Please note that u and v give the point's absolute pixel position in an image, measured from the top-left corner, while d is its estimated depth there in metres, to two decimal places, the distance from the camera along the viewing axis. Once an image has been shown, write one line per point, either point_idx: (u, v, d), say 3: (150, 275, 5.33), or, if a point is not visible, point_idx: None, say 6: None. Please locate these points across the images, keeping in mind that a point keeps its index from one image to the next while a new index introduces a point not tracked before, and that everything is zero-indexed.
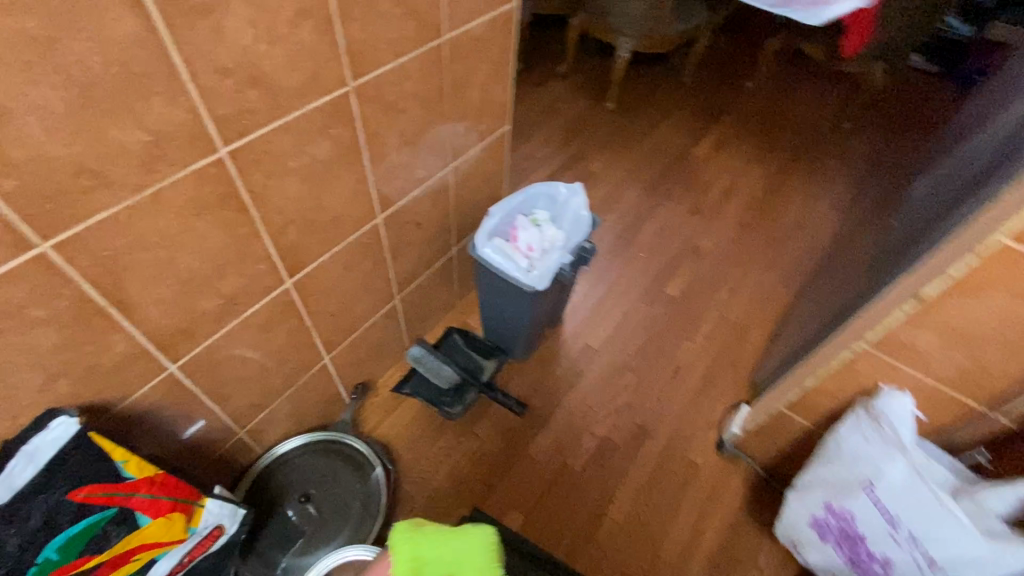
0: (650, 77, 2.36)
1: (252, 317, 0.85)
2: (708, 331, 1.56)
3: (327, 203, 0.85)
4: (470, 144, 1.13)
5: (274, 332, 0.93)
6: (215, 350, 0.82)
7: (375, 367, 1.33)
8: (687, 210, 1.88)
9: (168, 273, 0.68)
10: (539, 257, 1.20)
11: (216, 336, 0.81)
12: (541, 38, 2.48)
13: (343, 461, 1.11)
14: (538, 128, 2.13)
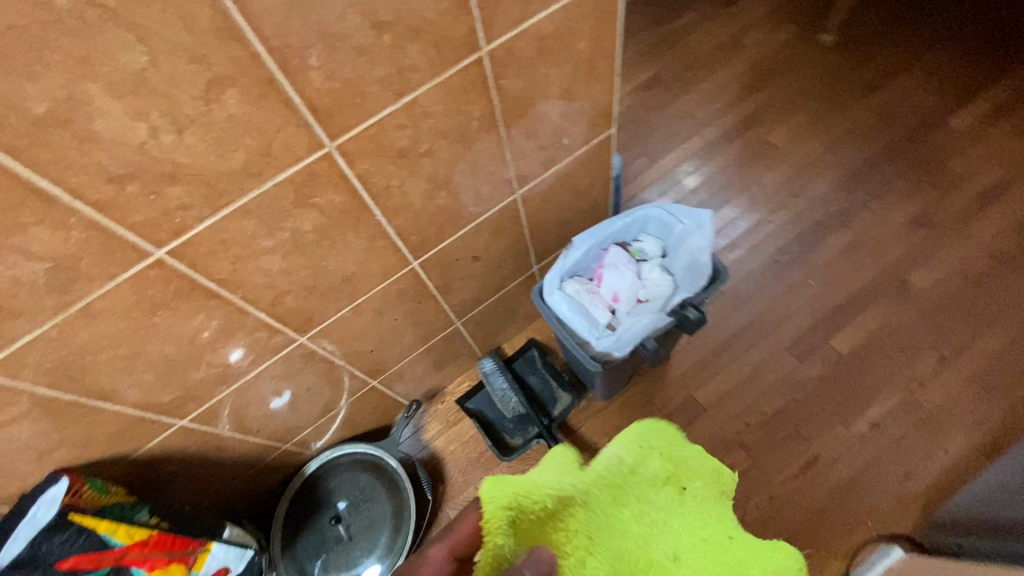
0: None
1: (267, 371, 0.81)
2: (878, 416, 1.11)
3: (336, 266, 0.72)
4: (552, 162, 0.85)
5: (301, 376, 0.88)
6: (229, 402, 0.80)
7: (442, 375, 1.26)
8: (905, 220, 1.29)
9: (144, 363, 0.63)
10: (625, 314, 0.92)
11: (226, 392, 0.78)
12: None
13: (384, 483, 1.10)
14: (707, 72, 1.60)
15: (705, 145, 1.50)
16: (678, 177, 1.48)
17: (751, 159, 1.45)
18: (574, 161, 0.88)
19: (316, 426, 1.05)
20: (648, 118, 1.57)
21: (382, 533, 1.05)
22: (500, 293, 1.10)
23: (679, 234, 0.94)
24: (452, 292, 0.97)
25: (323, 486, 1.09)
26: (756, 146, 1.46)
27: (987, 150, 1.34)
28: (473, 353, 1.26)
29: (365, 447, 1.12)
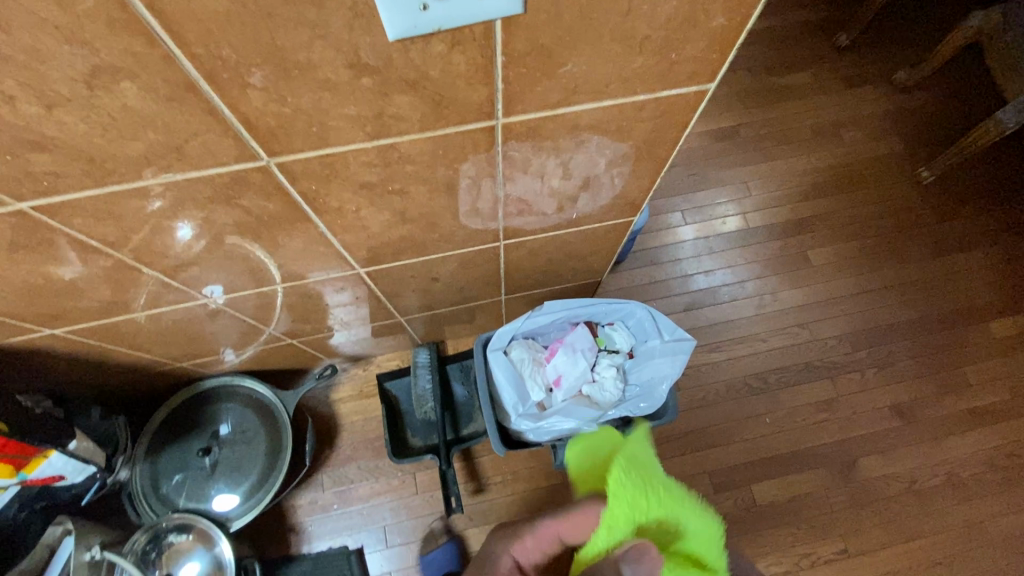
0: None
1: (165, 313, 0.77)
2: (755, 574, 1.10)
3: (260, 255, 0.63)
4: (550, 229, 0.74)
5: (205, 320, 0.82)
6: (114, 326, 0.77)
7: (374, 346, 1.21)
8: (888, 402, 1.22)
9: (12, 270, 0.56)
10: (557, 401, 0.88)
11: (112, 318, 0.74)
12: (910, 18, 1.56)
13: (268, 428, 1.07)
14: (813, 157, 1.44)
15: (743, 229, 1.38)
16: (701, 251, 1.36)
17: (781, 267, 1.34)
18: (575, 232, 0.78)
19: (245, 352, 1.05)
20: (727, 179, 1.43)
21: (245, 479, 1.03)
22: (456, 305, 1.04)
23: (651, 349, 0.88)
24: (399, 296, 0.90)
25: (208, 410, 1.08)
26: (793, 256, 1.35)
27: (1007, 370, 1.23)
28: (412, 338, 1.21)
29: (263, 391, 1.10)
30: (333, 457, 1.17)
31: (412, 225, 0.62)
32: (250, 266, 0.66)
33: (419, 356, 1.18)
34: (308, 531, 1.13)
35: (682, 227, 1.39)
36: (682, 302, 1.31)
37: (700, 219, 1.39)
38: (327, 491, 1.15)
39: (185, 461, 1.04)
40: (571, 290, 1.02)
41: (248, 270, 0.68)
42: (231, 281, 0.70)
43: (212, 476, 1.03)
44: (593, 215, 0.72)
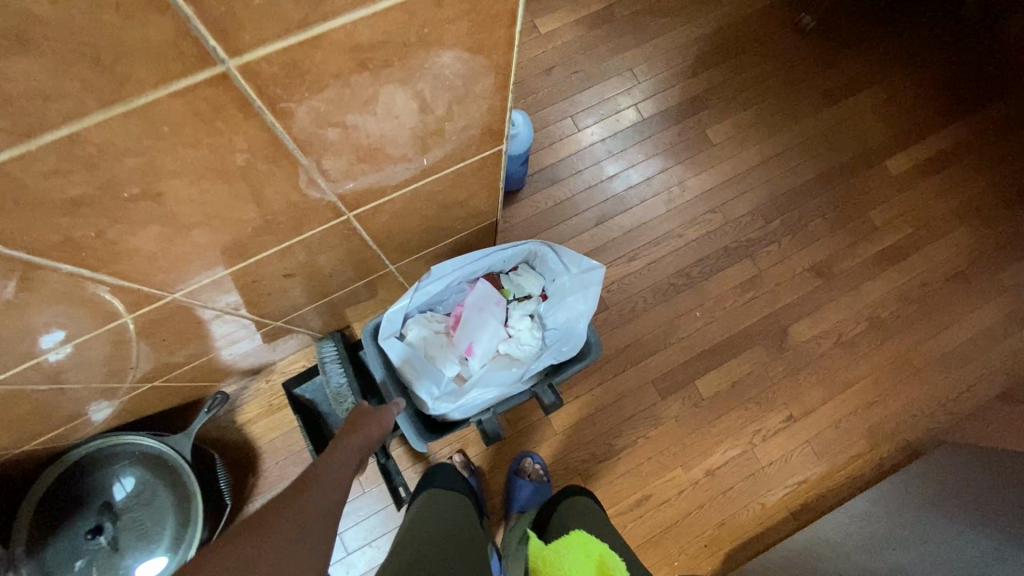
0: None
1: None
2: (715, 464, 1.12)
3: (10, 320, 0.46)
4: (403, 186, 0.60)
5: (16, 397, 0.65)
6: None
7: (271, 353, 1.06)
8: (807, 265, 1.22)
9: None
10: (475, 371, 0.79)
11: None
12: None
13: (167, 479, 0.93)
14: (694, 27, 1.33)
15: (639, 122, 1.28)
16: (602, 156, 1.26)
17: (684, 153, 1.27)
18: (439, 181, 0.64)
19: (120, 404, 0.88)
20: (612, 69, 1.30)
21: (158, 542, 0.90)
22: (343, 289, 0.90)
23: (562, 286, 0.80)
24: (259, 302, 0.75)
25: (88, 482, 0.91)
26: (694, 138, 1.28)
27: (909, 204, 1.26)
28: (311, 333, 1.06)
29: (151, 442, 0.94)
30: (260, 483, 1.06)
31: (208, 229, 0.47)
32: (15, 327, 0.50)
33: (324, 350, 1.05)
34: None
35: (577, 134, 1.27)
36: (594, 216, 1.23)
37: (593, 120, 1.27)
38: None
39: (77, 545, 0.89)
40: (467, 241, 0.90)
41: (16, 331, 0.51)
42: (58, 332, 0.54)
43: (118, 553, 0.89)
44: (450, 157, 0.59)
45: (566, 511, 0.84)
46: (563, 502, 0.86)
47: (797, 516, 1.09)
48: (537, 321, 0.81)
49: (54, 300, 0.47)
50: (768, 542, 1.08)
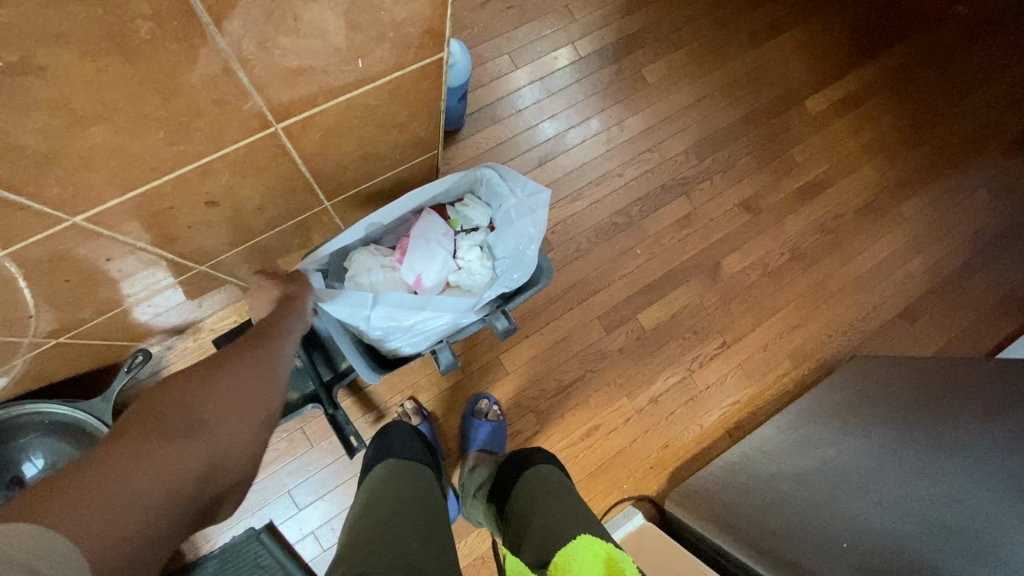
0: None
1: None
2: (657, 391, 1.17)
3: None
4: (338, 98, 0.55)
5: None
6: None
7: (197, 309, 0.98)
8: (736, 201, 1.28)
9: None
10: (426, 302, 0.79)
11: None
12: None
13: (87, 447, 0.85)
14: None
15: (576, 60, 1.27)
16: (541, 95, 1.24)
17: (620, 93, 1.27)
18: (378, 94, 0.59)
19: (20, 371, 0.79)
20: (547, 6, 1.27)
21: None
22: (274, 229, 0.83)
23: (509, 213, 0.81)
24: (179, 239, 0.68)
25: None
26: (630, 77, 1.28)
27: (824, 140, 1.34)
28: (241, 285, 0.99)
29: (62, 411, 0.84)
30: None
31: (109, 127, 0.41)
32: None
33: None
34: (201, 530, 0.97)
35: (515, 72, 1.23)
36: (535, 157, 1.21)
37: (531, 58, 1.25)
38: None
39: None
40: (409, 176, 0.86)
41: None
42: None
43: None
44: (388, 62, 0.55)
45: (537, 493, 0.75)
46: (530, 474, 0.80)
47: (732, 433, 1.18)
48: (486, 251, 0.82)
49: None
50: (706, 459, 1.16)
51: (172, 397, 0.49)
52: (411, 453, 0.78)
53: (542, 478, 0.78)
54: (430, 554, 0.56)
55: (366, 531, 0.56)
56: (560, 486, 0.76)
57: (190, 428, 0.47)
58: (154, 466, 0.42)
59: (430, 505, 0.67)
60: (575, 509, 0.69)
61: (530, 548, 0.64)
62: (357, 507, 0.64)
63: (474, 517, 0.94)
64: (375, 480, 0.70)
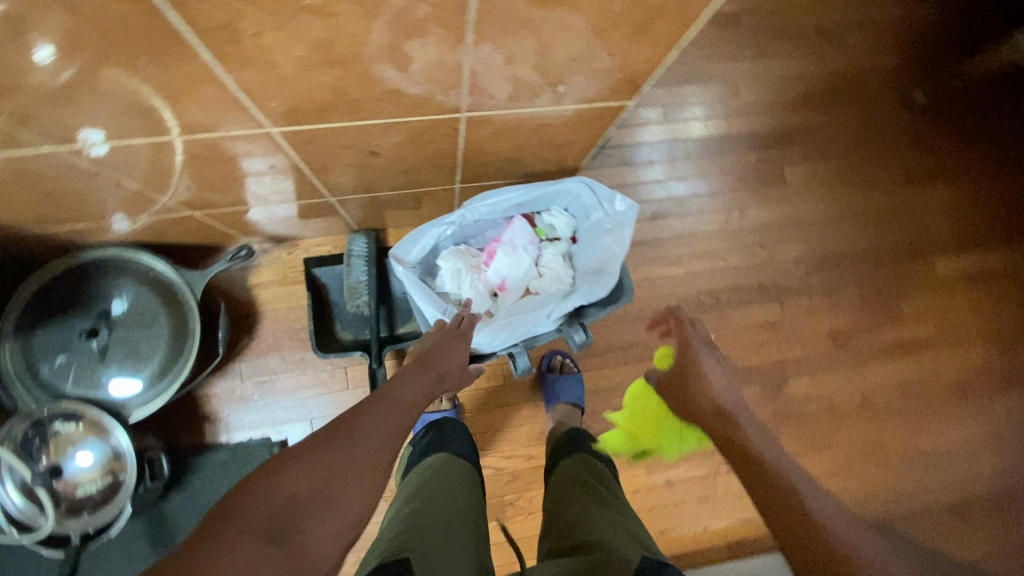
0: (1008, 105, 1.37)
1: (25, 157, 0.59)
2: (675, 477, 1.15)
3: (133, 85, 0.47)
4: (524, 105, 0.60)
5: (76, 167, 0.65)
6: None
7: (303, 229, 1.06)
8: (827, 328, 1.24)
9: None
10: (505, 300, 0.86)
11: None
12: None
13: (170, 309, 0.92)
14: (803, 64, 1.33)
15: (723, 135, 1.27)
16: (678, 156, 1.24)
17: (753, 182, 1.26)
18: (556, 113, 0.63)
19: (147, 221, 0.87)
20: (715, 75, 1.28)
21: (146, 364, 0.90)
22: (402, 190, 0.88)
23: (594, 227, 0.86)
24: (329, 171, 0.74)
25: (93, 284, 0.90)
26: (768, 171, 1.27)
27: (939, 303, 1.28)
28: (347, 222, 1.06)
29: (165, 269, 0.92)
30: (250, 346, 1.06)
31: (344, 71, 0.47)
32: (120, 102, 0.50)
33: (354, 244, 1.04)
34: (227, 421, 1.04)
35: (662, 124, 1.25)
36: (649, 210, 1.22)
37: (682, 118, 1.26)
38: (246, 381, 1.05)
39: (64, 343, 0.88)
40: None
41: (122, 106, 0.51)
42: (153, 123, 0.54)
43: (105, 361, 0.89)
44: (581, 90, 0.59)
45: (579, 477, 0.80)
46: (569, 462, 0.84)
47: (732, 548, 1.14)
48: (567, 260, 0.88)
49: (180, 86, 0.47)
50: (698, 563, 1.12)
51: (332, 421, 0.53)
52: (454, 451, 0.80)
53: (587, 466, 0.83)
54: (461, 552, 0.58)
55: (403, 527, 0.59)
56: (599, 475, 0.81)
57: (344, 437, 0.52)
58: (348, 496, 0.47)
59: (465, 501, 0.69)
60: (614, 508, 0.69)
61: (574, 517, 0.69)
62: (402, 501, 0.68)
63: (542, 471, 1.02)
64: (417, 476, 0.73)
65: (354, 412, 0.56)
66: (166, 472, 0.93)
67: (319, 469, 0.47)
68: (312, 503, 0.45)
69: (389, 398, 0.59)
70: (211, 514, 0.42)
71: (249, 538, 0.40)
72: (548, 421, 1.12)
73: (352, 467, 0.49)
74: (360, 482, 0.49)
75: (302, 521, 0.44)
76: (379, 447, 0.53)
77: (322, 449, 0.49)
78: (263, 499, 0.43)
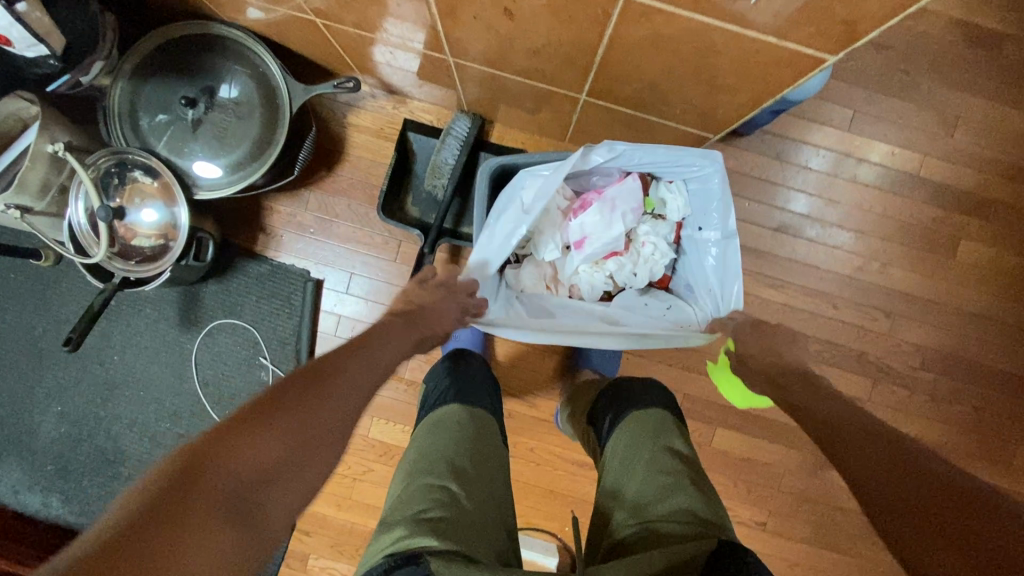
0: None
1: None
2: None
3: None
4: (698, 17, 0.48)
5: None
6: None
7: (415, 90, 1.00)
8: (912, 434, 1.06)
9: None
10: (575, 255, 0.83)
11: None
12: None
13: (265, 113, 0.92)
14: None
15: (904, 173, 1.04)
16: (840, 175, 1.04)
17: (913, 240, 1.05)
18: (731, 45, 0.51)
19: (277, 18, 0.86)
20: (934, 98, 1.04)
21: (227, 154, 0.92)
22: (525, 82, 0.79)
23: (707, 229, 0.81)
24: (457, 22, 0.66)
25: (209, 60, 0.91)
26: (938, 236, 1.05)
27: None
28: (459, 99, 0.99)
29: (274, 72, 0.91)
30: (325, 181, 1.06)
31: None
32: None
33: (456, 123, 0.97)
34: (278, 241, 1.06)
35: (841, 132, 1.04)
36: (778, 221, 1.04)
37: (867, 134, 1.04)
38: (308, 212, 1.05)
39: (167, 103, 0.91)
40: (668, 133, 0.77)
41: None
42: None
43: (194, 136, 0.91)
44: (776, 23, 0.46)
45: (634, 440, 0.69)
46: (627, 424, 0.73)
47: None
48: (660, 246, 0.85)
49: None
50: None
51: (299, 385, 0.47)
52: (474, 400, 0.76)
53: (644, 422, 0.72)
54: (486, 533, 0.56)
55: (424, 505, 0.56)
56: (653, 431, 0.70)
57: (317, 396, 0.47)
58: (309, 468, 0.43)
59: (489, 477, 0.65)
60: (674, 478, 0.61)
61: (632, 514, 0.60)
62: (405, 475, 0.63)
63: (568, 430, 0.99)
64: (437, 429, 0.69)
65: (326, 365, 0.50)
66: (209, 259, 0.97)
67: (285, 436, 0.42)
68: (274, 475, 0.40)
69: (361, 366, 0.53)
70: (158, 478, 0.36)
71: (209, 509, 0.35)
72: (567, 381, 1.06)
73: (319, 439, 0.44)
74: (323, 447, 0.44)
75: (258, 496, 0.39)
76: (345, 415, 0.48)
77: (278, 412, 0.43)
78: (227, 466, 0.38)
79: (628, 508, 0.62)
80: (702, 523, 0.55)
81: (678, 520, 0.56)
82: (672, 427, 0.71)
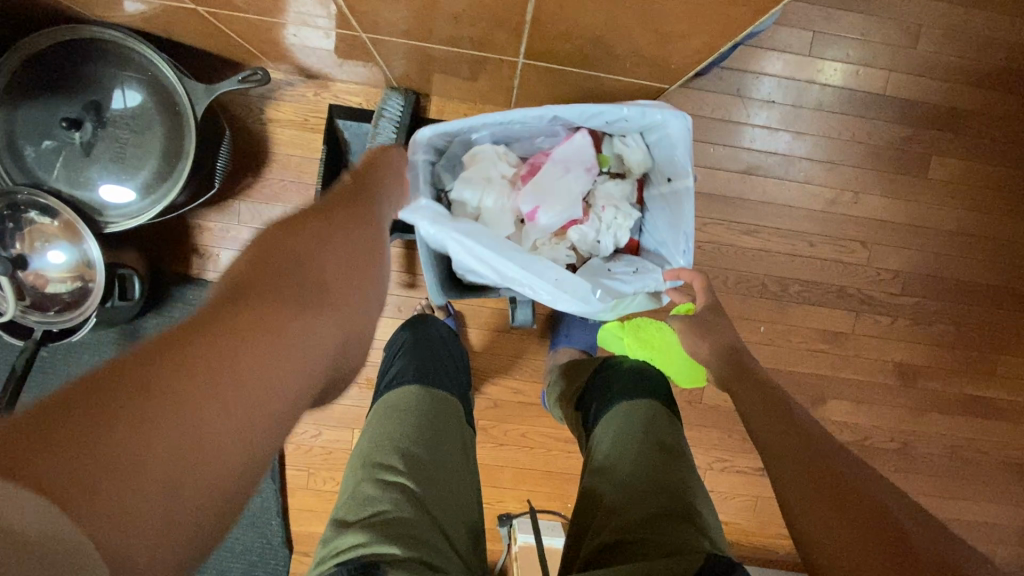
0: None
1: None
2: None
3: None
4: None
5: None
6: None
7: (335, 71, 0.89)
8: (897, 359, 1.05)
9: None
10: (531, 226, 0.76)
11: None
12: None
13: (167, 122, 0.80)
14: (1011, 27, 1.00)
15: (870, 93, 0.99)
16: (805, 104, 0.98)
17: (884, 163, 1.00)
18: None
19: (157, 9, 0.73)
20: (894, 8, 0.97)
21: (132, 175, 0.81)
22: (453, 49, 0.70)
23: (671, 180, 0.76)
24: None
25: (88, 69, 0.79)
26: (909, 155, 1.01)
27: None
28: (386, 76, 0.89)
29: (166, 72, 0.79)
30: (253, 187, 0.95)
31: None
32: None
33: (388, 101, 0.89)
34: (214, 261, 0.96)
35: (802, 57, 0.97)
36: (745, 162, 0.99)
37: (829, 56, 0.97)
38: (242, 224, 0.96)
39: (50, 126, 0.79)
40: (620, 87, 0.69)
41: None
42: None
43: (90, 160, 0.80)
44: None
45: (628, 429, 0.66)
46: (622, 412, 0.69)
47: None
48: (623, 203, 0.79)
49: None
50: None
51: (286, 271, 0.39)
52: (436, 382, 0.70)
53: (638, 414, 0.68)
54: (457, 556, 0.52)
55: (384, 507, 0.51)
56: (646, 424, 0.66)
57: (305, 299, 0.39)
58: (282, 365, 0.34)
59: (458, 480, 0.60)
60: (664, 478, 0.58)
61: (620, 507, 0.56)
62: (357, 464, 0.57)
63: (554, 412, 0.95)
64: (399, 409, 0.63)
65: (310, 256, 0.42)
66: (139, 295, 0.87)
67: (260, 319, 0.35)
68: (239, 369, 0.32)
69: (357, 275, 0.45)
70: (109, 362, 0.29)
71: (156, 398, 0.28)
72: (547, 362, 1.01)
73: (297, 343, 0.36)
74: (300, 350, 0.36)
75: (218, 387, 0.30)
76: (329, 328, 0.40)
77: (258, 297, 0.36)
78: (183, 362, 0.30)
79: (613, 502, 0.58)
80: (682, 535, 0.51)
81: (659, 534, 0.52)
82: (658, 422, 0.66)
